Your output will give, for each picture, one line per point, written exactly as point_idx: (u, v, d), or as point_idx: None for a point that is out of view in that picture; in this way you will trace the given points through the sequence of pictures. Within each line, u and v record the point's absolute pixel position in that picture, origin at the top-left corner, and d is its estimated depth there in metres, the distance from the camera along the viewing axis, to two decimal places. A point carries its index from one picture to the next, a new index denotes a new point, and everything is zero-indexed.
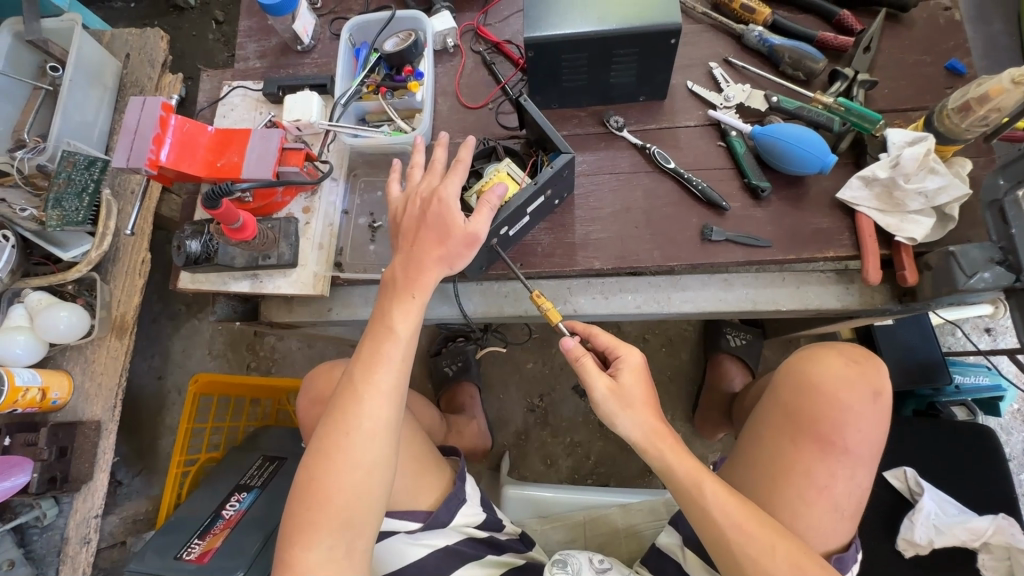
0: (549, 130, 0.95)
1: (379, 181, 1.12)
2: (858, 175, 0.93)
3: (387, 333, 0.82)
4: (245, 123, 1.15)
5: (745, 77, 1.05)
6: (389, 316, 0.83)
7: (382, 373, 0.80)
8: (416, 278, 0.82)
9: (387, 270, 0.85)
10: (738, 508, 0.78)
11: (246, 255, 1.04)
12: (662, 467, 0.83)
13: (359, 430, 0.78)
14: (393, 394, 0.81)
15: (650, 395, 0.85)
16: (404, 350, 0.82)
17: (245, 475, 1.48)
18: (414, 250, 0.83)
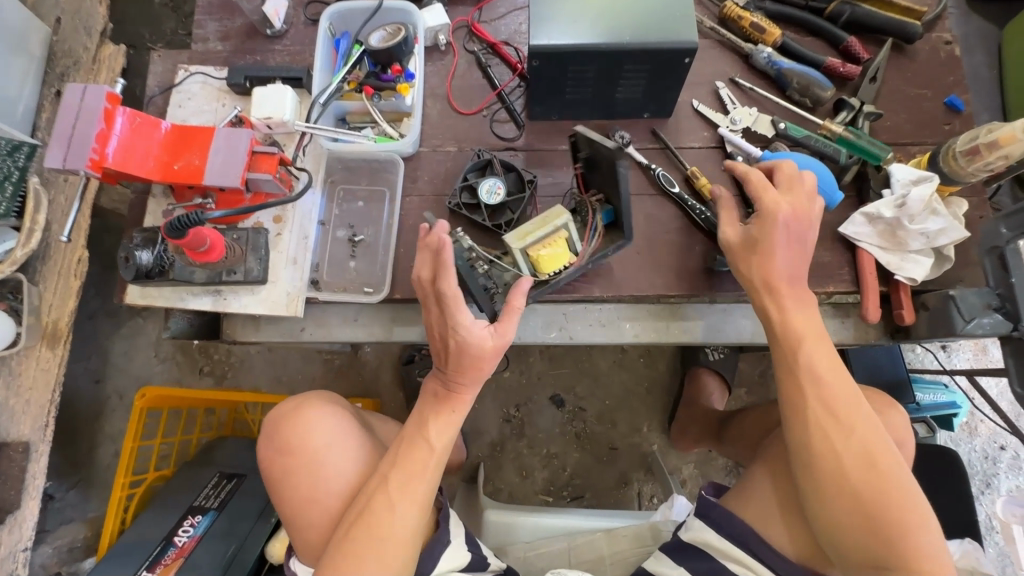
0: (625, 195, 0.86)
1: (359, 190, 1.02)
2: (861, 212, 0.92)
3: (422, 444, 0.80)
4: (205, 116, 1.02)
5: (752, 100, 1.02)
6: (424, 429, 0.81)
7: (417, 483, 0.77)
8: (456, 393, 0.81)
9: (428, 379, 0.84)
10: (842, 404, 0.76)
11: (207, 270, 0.92)
12: (785, 356, 0.80)
13: (389, 537, 0.74)
14: (421, 498, 0.77)
15: (796, 238, 0.81)
16: (438, 463, 0.80)
17: (199, 496, 1.36)
18: (454, 355, 0.79)
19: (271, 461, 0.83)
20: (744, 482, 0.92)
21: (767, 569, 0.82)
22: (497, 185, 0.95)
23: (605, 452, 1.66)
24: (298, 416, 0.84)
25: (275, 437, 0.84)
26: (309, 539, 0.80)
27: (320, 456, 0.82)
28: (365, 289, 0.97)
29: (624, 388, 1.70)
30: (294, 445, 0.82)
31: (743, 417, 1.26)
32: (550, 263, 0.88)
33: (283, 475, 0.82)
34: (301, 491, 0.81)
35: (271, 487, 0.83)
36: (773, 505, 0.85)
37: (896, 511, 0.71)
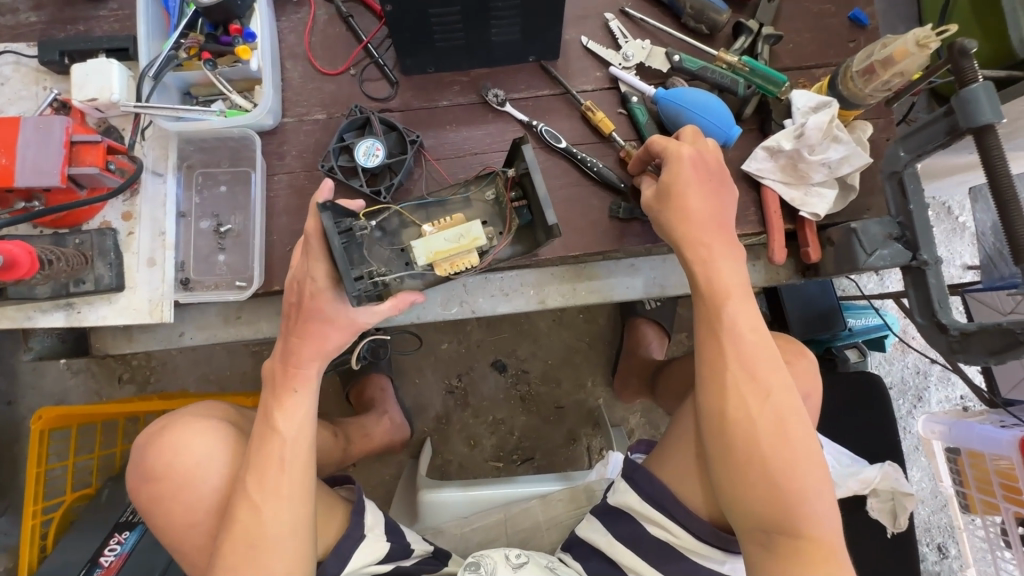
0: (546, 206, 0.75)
1: (221, 173, 0.90)
2: (762, 145, 0.86)
3: (271, 436, 0.74)
4: (24, 103, 0.88)
5: (645, 32, 0.93)
6: (271, 417, 0.75)
7: (276, 477, 0.72)
8: (296, 370, 0.76)
9: (268, 361, 0.79)
10: (759, 363, 0.70)
11: (50, 284, 0.82)
12: (706, 315, 0.73)
13: (266, 541, 0.70)
14: (300, 493, 0.73)
15: (708, 184, 0.75)
16: (297, 448, 0.74)
17: (125, 511, 1.29)
18: (294, 341, 0.76)
19: (144, 496, 0.76)
20: (664, 441, 0.88)
21: (684, 530, 0.80)
22: (376, 146, 0.86)
23: (551, 412, 1.64)
24: (166, 437, 0.76)
25: (143, 458, 0.76)
26: (191, 556, 0.75)
27: (196, 478, 0.75)
28: (237, 284, 0.88)
29: (566, 345, 1.66)
30: (160, 470, 0.75)
31: (672, 368, 1.24)
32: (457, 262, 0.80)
33: (156, 501, 0.75)
34: (182, 517, 0.74)
35: (150, 517, 0.76)
36: (689, 461, 0.81)
37: (789, 472, 0.67)
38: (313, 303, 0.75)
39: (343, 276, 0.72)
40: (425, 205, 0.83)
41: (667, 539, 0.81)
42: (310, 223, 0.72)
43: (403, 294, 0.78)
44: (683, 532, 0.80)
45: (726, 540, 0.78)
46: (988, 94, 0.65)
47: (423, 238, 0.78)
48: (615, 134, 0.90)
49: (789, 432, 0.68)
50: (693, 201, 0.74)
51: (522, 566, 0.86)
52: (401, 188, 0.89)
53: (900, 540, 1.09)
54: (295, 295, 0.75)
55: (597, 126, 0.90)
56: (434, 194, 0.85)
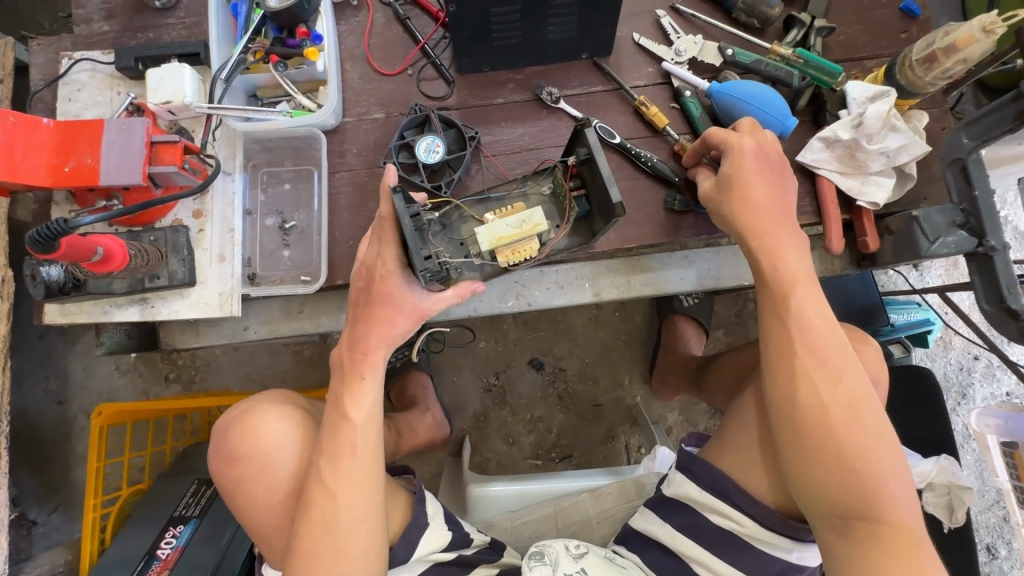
0: (610, 184, 0.74)
1: (284, 172, 0.93)
2: (818, 136, 0.86)
3: (342, 423, 0.75)
4: (100, 107, 0.92)
5: (695, 27, 0.94)
6: (340, 404, 0.76)
7: (350, 463, 0.74)
8: (364, 357, 0.77)
9: (335, 349, 0.80)
10: (828, 349, 0.71)
11: (127, 279, 0.85)
12: (772, 301, 0.74)
13: (340, 525, 0.72)
14: (371, 479, 0.74)
15: (768, 173, 0.76)
16: (369, 435, 0.76)
17: (178, 505, 1.32)
18: (362, 327, 0.77)
19: (226, 478, 0.78)
20: (721, 430, 0.88)
21: (747, 518, 0.80)
22: (436, 142, 0.88)
23: (589, 410, 1.65)
24: (248, 420, 0.79)
25: (225, 441, 0.79)
26: (270, 538, 0.77)
27: (274, 461, 0.77)
28: (302, 278, 0.90)
29: (602, 343, 1.67)
30: (244, 451, 0.77)
31: (717, 362, 1.25)
32: (522, 249, 0.80)
33: (237, 485, 0.78)
34: (262, 498, 0.77)
35: (230, 499, 0.79)
36: (749, 450, 0.82)
37: (865, 456, 0.67)
38: (383, 286, 0.76)
39: (413, 256, 0.73)
40: (485, 200, 0.86)
41: (731, 528, 0.81)
42: (384, 206, 0.74)
43: (465, 283, 0.80)
44: (748, 520, 0.80)
45: (794, 528, 0.78)
46: None
47: (486, 223, 0.80)
48: (668, 128, 0.91)
49: (863, 417, 0.69)
50: (757, 191, 0.75)
51: (583, 556, 0.88)
52: (461, 183, 0.91)
53: (959, 535, 1.08)
54: (363, 281, 0.77)
55: (651, 120, 0.91)
56: (494, 190, 0.88)
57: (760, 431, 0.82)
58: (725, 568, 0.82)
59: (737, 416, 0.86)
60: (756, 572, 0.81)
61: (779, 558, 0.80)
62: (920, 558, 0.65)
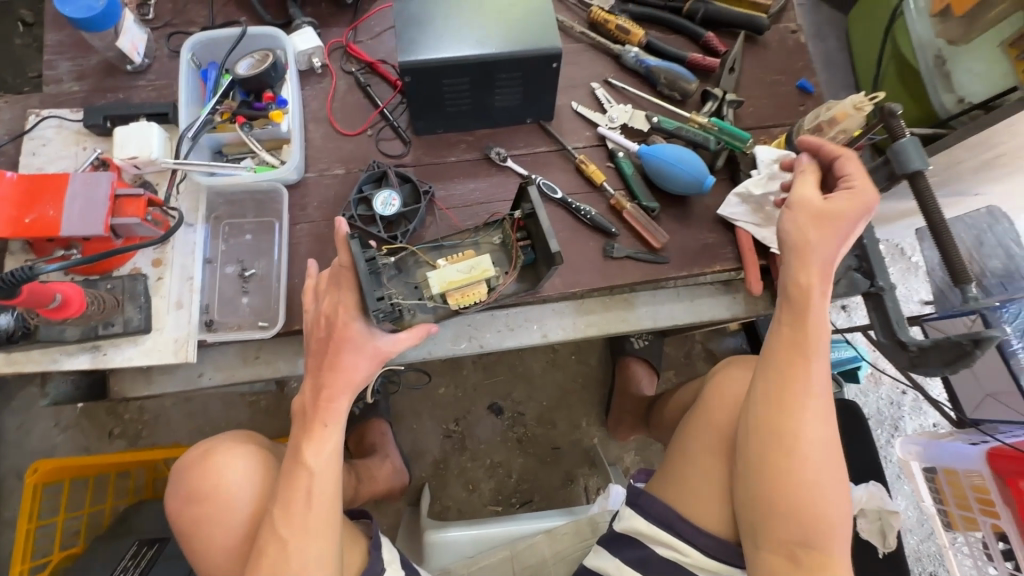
0: (549, 235, 0.82)
1: (247, 223, 0.98)
2: (735, 192, 0.99)
3: (300, 470, 0.76)
4: (64, 161, 0.95)
5: (626, 98, 1.07)
6: (299, 451, 0.78)
7: (304, 513, 0.75)
8: (326, 406, 0.79)
9: (298, 398, 0.82)
10: (822, 396, 0.77)
11: (80, 326, 0.86)
12: (790, 333, 0.79)
13: (290, 574, 0.72)
14: (325, 528, 0.75)
15: (853, 233, 0.80)
16: (326, 483, 0.77)
17: (115, 569, 1.26)
18: (324, 374, 0.80)
19: (182, 516, 0.77)
20: (665, 463, 0.93)
21: (690, 546, 0.84)
22: (392, 197, 0.95)
23: (548, 453, 1.67)
24: (209, 460, 0.79)
25: (183, 483, 0.78)
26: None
27: (232, 504, 0.77)
28: (261, 324, 0.93)
29: (560, 386, 1.72)
30: (203, 492, 0.77)
31: (664, 399, 1.30)
32: (471, 295, 0.87)
33: (193, 526, 0.77)
34: (214, 543, 0.76)
35: (182, 540, 0.78)
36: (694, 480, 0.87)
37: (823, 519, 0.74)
38: (343, 331, 0.81)
39: (366, 297, 0.78)
40: (439, 247, 0.93)
41: (668, 554, 0.86)
42: (341, 254, 0.80)
43: (420, 325, 0.84)
44: (693, 550, 0.84)
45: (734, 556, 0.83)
46: (914, 146, 0.79)
47: (437, 268, 0.86)
48: (605, 183, 1.01)
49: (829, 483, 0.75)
50: (821, 248, 0.78)
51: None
52: (415, 234, 0.97)
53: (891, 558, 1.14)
54: (323, 329, 0.82)
55: (589, 177, 1.02)
56: (447, 238, 0.95)
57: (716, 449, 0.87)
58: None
59: (681, 451, 0.91)
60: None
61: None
62: None
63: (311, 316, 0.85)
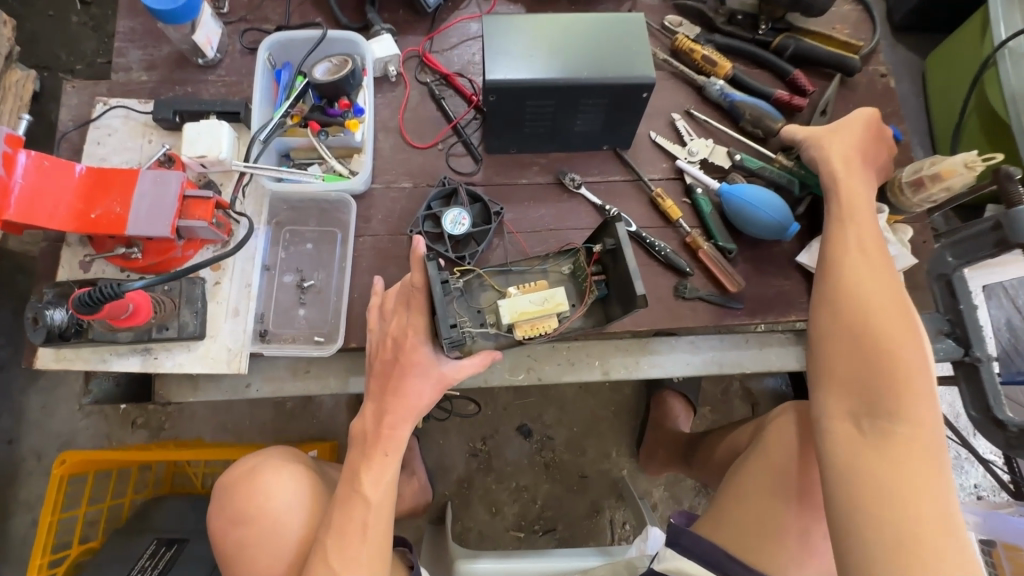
0: (635, 277, 0.78)
1: (308, 231, 0.94)
2: (819, 239, 0.95)
3: (356, 501, 0.72)
4: (129, 154, 0.92)
5: (707, 131, 1.03)
6: (357, 480, 0.74)
7: (357, 550, 0.70)
8: (388, 433, 0.75)
9: (357, 420, 0.78)
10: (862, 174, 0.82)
11: (134, 328, 0.83)
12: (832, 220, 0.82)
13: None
14: (377, 563, 0.71)
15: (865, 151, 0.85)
16: (381, 517, 0.73)
17: (133, 569, 1.21)
18: (387, 400, 0.76)
19: (228, 538, 0.74)
20: (717, 507, 0.89)
21: None
22: (462, 216, 0.91)
23: (575, 481, 1.62)
24: (257, 480, 0.76)
25: (230, 503, 0.76)
26: None
27: (280, 527, 0.74)
28: (317, 338, 0.89)
29: (591, 413, 1.67)
30: (251, 513, 0.74)
31: (717, 439, 1.24)
32: (539, 326, 0.82)
33: (238, 549, 0.73)
34: (259, 571, 0.72)
35: (227, 563, 0.75)
36: (753, 527, 0.83)
37: (925, 425, 0.66)
38: (411, 354, 0.76)
39: (440, 323, 0.72)
40: (506, 272, 0.88)
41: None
42: (415, 274, 0.74)
43: (484, 351, 0.78)
44: None
45: None
46: None
47: (510, 297, 0.81)
48: (681, 220, 0.97)
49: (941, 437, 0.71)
50: (837, 148, 0.85)
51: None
52: (482, 256, 0.94)
53: None
54: (390, 352, 0.78)
55: (665, 212, 0.98)
56: (515, 264, 0.90)
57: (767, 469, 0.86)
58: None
59: (738, 493, 0.87)
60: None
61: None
62: (929, 483, 0.63)
63: (376, 336, 0.81)
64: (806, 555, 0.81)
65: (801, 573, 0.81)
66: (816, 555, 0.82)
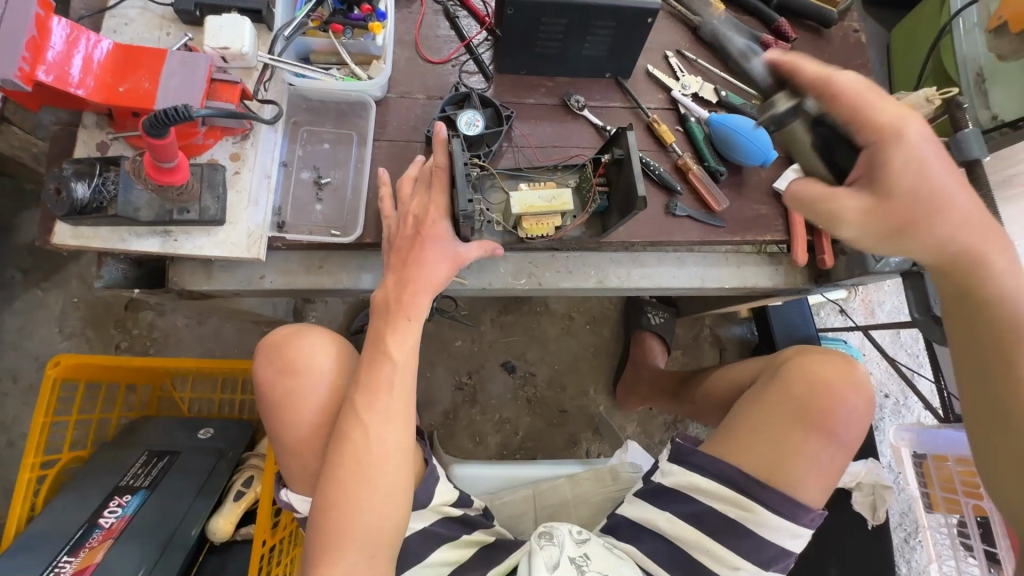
0: (637, 176, 0.86)
1: (324, 132, 0.98)
2: (792, 167, 1.05)
3: (382, 358, 0.79)
4: (145, 44, 0.93)
5: (696, 70, 1.12)
6: (383, 340, 0.80)
7: (386, 402, 0.77)
8: (408, 300, 0.80)
9: (379, 290, 0.83)
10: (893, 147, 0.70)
11: (155, 208, 0.85)
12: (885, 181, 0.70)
13: (371, 455, 0.75)
14: (404, 417, 0.78)
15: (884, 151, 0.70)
16: (404, 373, 0.80)
17: (125, 475, 1.24)
18: (407, 271, 0.81)
19: (274, 390, 0.80)
20: (725, 427, 0.99)
21: (758, 505, 0.89)
22: (476, 118, 0.97)
23: (555, 415, 1.72)
24: (297, 341, 0.83)
25: (277, 358, 0.82)
26: (297, 458, 0.79)
27: (320, 383, 0.81)
28: (334, 232, 0.94)
29: (572, 352, 1.77)
30: (300, 366, 0.81)
31: (700, 378, 1.36)
32: (539, 227, 0.91)
33: (285, 397, 0.80)
34: (300, 418, 0.79)
35: (269, 411, 0.81)
36: (765, 446, 0.92)
37: None
38: (433, 228, 0.82)
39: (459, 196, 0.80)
40: (517, 176, 0.98)
41: (736, 515, 0.91)
42: (439, 157, 0.84)
43: (488, 242, 0.88)
44: (759, 508, 0.89)
45: (796, 511, 0.89)
46: (976, 139, 0.86)
47: (521, 191, 0.89)
48: (674, 144, 1.06)
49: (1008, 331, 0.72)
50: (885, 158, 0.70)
51: (584, 542, 0.96)
52: (494, 157, 1.00)
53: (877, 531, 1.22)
54: (411, 229, 0.83)
55: (659, 137, 1.06)
56: (526, 170, 0.99)
57: (785, 403, 0.95)
58: (685, 529, 0.94)
59: (754, 416, 0.96)
60: (752, 554, 0.90)
61: (775, 545, 0.90)
62: None
63: (393, 221, 0.86)
64: (815, 470, 0.91)
65: (807, 486, 0.90)
66: (823, 471, 0.91)
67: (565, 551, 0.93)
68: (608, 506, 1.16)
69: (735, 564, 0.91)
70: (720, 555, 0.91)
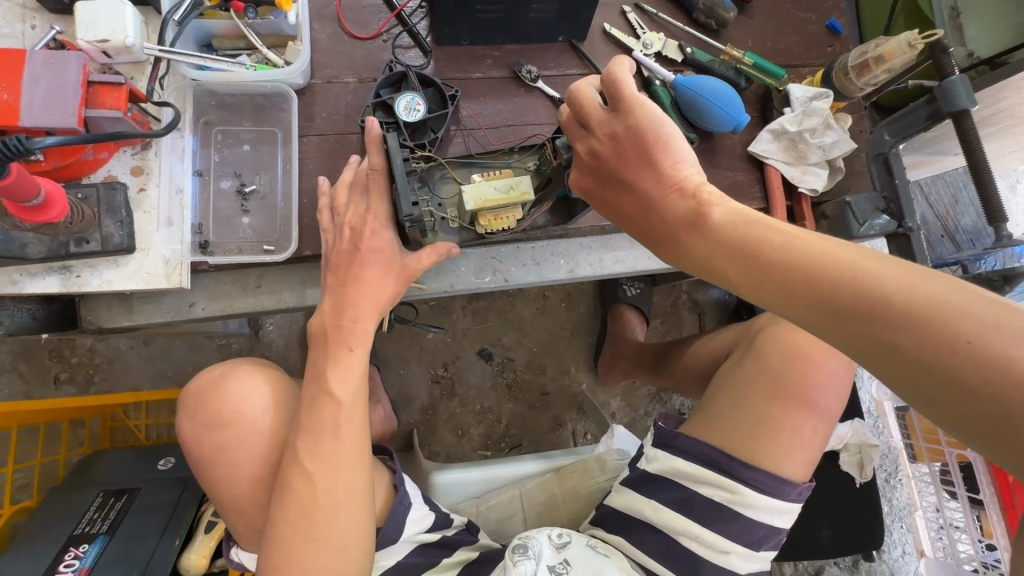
0: None
1: (243, 132, 0.86)
2: (768, 129, 0.96)
3: (326, 399, 0.72)
4: (7, 41, 0.77)
5: (658, 26, 1.01)
6: (323, 378, 0.73)
7: (331, 445, 0.70)
8: (351, 327, 0.74)
9: (314, 319, 0.76)
10: (632, 172, 0.68)
11: (46, 242, 0.72)
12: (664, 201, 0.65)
13: (319, 509, 0.69)
14: (355, 461, 0.72)
15: (642, 150, 0.66)
16: (351, 414, 0.73)
17: (80, 522, 1.14)
18: (346, 293, 0.74)
19: (205, 444, 0.77)
20: (703, 406, 0.94)
21: (741, 485, 0.84)
22: (416, 101, 0.84)
23: (537, 399, 1.67)
24: (224, 386, 0.78)
25: (203, 408, 0.78)
26: (244, 511, 0.76)
27: (256, 430, 0.77)
28: (266, 248, 0.83)
29: (549, 333, 1.70)
30: (227, 415, 0.77)
31: (684, 346, 1.28)
32: (497, 222, 0.81)
33: (214, 450, 0.76)
34: (237, 471, 0.76)
35: (201, 466, 0.77)
36: (742, 424, 0.87)
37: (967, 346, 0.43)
38: (372, 241, 0.74)
39: (401, 199, 0.70)
40: (469, 163, 0.86)
41: (721, 498, 0.86)
42: (375, 157, 0.74)
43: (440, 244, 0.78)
44: (745, 489, 0.84)
45: (782, 489, 0.84)
46: (963, 84, 0.80)
47: (472, 183, 0.78)
48: None
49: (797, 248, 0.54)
50: (643, 168, 0.67)
51: (565, 546, 0.91)
52: (441, 144, 0.89)
53: (866, 488, 1.22)
54: (348, 242, 0.74)
55: None
56: (478, 156, 0.87)
57: (764, 373, 0.90)
58: (677, 522, 0.89)
59: (730, 393, 0.91)
60: (741, 536, 0.86)
61: (763, 524, 0.86)
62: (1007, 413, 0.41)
63: (329, 235, 0.77)
64: (797, 444, 0.86)
65: (790, 461, 0.86)
66: (804, 444, 0.86)
67: (543, 561, 0.88)
68: (599, 496, 1.12)
69: (724, 548, 0.86)
70: (711, 543, 0.87)
